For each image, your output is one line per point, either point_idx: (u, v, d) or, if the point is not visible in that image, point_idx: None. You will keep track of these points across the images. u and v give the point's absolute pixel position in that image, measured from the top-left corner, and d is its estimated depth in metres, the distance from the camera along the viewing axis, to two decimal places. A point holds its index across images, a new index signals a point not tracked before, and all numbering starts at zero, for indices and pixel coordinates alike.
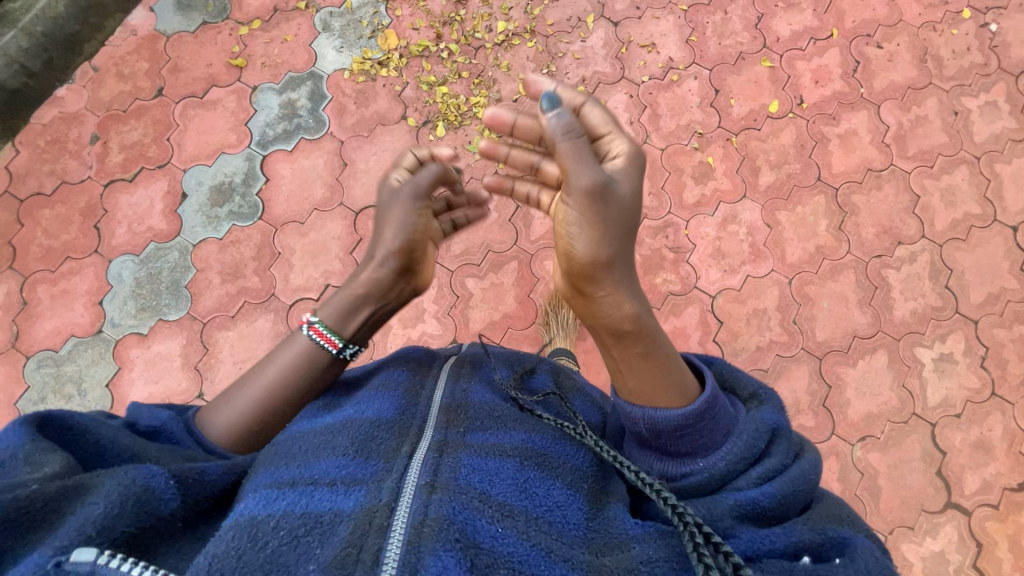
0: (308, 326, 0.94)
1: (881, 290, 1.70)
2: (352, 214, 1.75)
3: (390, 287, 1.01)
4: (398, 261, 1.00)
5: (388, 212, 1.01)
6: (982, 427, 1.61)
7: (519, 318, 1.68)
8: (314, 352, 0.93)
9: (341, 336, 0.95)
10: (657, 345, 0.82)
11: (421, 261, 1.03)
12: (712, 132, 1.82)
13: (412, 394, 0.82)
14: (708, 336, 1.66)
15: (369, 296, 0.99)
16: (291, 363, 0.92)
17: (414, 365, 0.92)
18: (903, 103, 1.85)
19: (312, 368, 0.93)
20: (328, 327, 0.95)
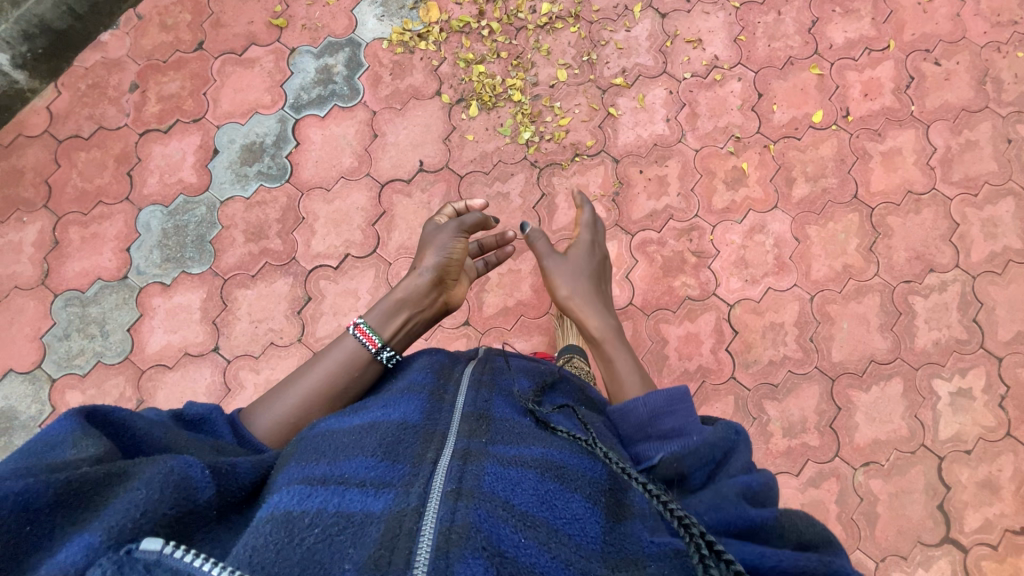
0: (354, 325, 0.99)
1: (905, 317, 1.66)
2: (377, 185, 1.76)
3: (426, 300, 1.11)
4: (436, 278, 1.13)
5: (433, 239, 1.16)
6: (992, 466, 1.58)
7: (533, 307, 1.68)
8: (357, 352, 0.96)
9: (384, 335, 1.01)
10: (612, 353, 1.15)
11: (453, 284, 1.17)
12: (750, 137, 1.78)
13: (436, 399, 0.82)
14: (721, 345, 1.65)
15: (408, 304, 1.08)
16: (342, 362, 0.95)
17: (438, 369, 0.91)
18: (955, 125, 1.78)
19: (356, 368, 0.95)
20: (371, 328, 1.01)
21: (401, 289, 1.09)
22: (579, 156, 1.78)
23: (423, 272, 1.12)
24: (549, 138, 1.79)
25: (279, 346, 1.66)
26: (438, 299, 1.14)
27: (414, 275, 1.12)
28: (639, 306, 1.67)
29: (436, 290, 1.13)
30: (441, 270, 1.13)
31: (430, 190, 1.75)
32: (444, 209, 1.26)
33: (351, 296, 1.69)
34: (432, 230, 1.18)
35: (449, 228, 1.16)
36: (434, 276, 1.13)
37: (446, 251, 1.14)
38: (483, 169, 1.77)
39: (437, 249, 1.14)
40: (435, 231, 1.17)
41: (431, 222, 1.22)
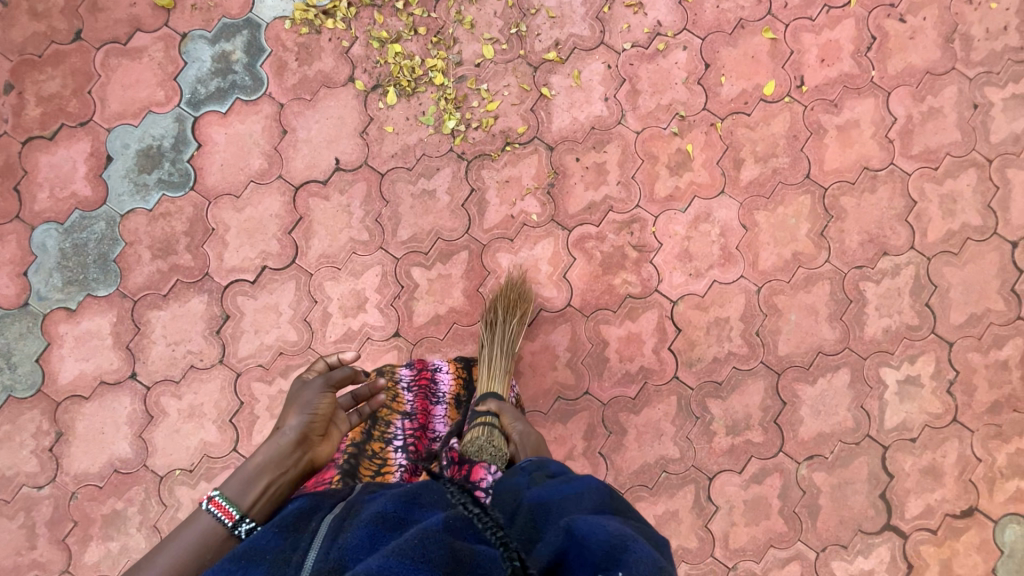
0: (210, 497, 0.92)
1: (855, 304, 1.59)
2: (291, 189, 1.61)
3: (289, 462, 1.02)
4: (300, 436, 1.06)
5: (297, 399, 1.13)
6: (936, 453, 1.56)
7: (465, 314, 1.59)
8: (211, 529, 0.90)
9: (241, 507, 0.92)
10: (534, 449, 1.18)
11: (321, 440, 1.10)
12: (696, 115, 1.63)
13: (281, 564, 0.72)
14: (663, 344, 1.57)
15: (268, 466, 0.99)
16: (195, 537, 0.89)
17: (290, 522, 0.81)
18: (918, 91, 1.63)
19: (212, 544, 0.89)
20: (227, 499, 0.92)
21: (261, 452, 1.01)
22: (510, 145, 1.63)
23: (287, 431, 1.06)
24: (476, 126, 1.63)
25: (200, 369, 1.57)
26: (300, 458, 1.04)
27: (275, 436, 1.05)
28: (577, 307, 1.58)
29: (299, 449, 1.05)
30: (306, 425, 1.08)
31: (349, 191, 1.61)
32: (315, 364, 1.23)
33: (272, 311, 1.59)
34: (298, 386, 1.16)
35: (316, 382, 1.15)
36: (298, 433, 1.06)
37: (310, 408, 1.10)
38: (405, 165, 1.62)
39: (303, 404, 1.11)
40: (302, 387, 1.15)
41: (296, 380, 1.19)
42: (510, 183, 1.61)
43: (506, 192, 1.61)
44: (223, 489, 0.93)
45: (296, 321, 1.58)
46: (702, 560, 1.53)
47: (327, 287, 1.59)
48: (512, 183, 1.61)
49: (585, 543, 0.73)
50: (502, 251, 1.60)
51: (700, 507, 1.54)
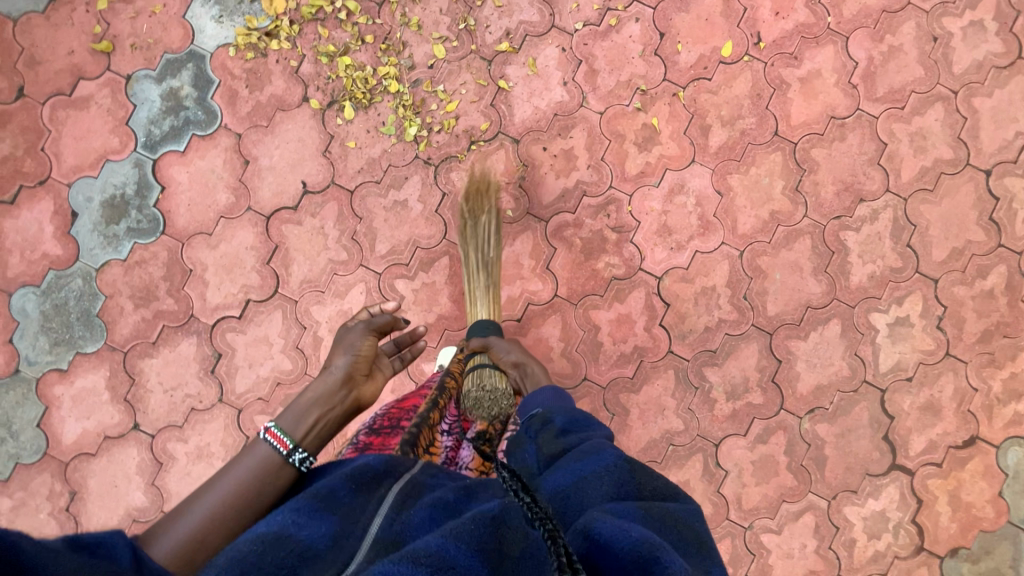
0: (266, 428, 0.86)
1: (838, 255, 1.59)
2: (262, 218, 1.59)
3: (338, 398, 1.00)
4: (347, 374, 1.05)
5: (342, 342, 1.14)
6: (933, 389, 1.58)
7: (455, 319, 1.59)
8: (266, 459, 0.82)
9: (296, 437, 0.87)
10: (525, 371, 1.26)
11: (366, 380, 1.08)
12: (657, 86, 1.61)
13: (349, 523, 0.67)
14: (654, 321, 1.58)
15: (317, 400, 0.97)
16: (254, 466, 0.80)
17: (360, 478, 0.75)
18: (876, 32, 1.61)
19: (270, 477, 0.80)
20: (285, 432, 0.86)
21: (312, 388, 1.00)
22: (475, 143, 1.61)
23: (334, 369, 1.06)
24: (438, 129, 1.60)
25: (201, 410, 1.58)
26: (347, 394, 1.02)
27: (324, 375, 1.05)
28: (564, 297, 1.58)
29: (347, 386, 1.03)
30: (354, 364, 1.08)
31: (321, 213, 1.59)
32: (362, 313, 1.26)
33: (263, 343, 1.58)
34: (344, 333, 1.18)
35: (358, 328, 1.18)
36: (344, 372, 1.06)
37: (355, 349, 1.11)
38: (373, 178, 1.60)
39: (348, 347, 1.12)
40: (347, 333, 1.17)
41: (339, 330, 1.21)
42: (480, 182, 1.60)
43: (478, 192, 1.60)
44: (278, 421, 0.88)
45: (288, 350, 1.58)
46: (718, 524, 1.57)
47: (314, 312, 1.59)
48: (482, 182, 1.60)
49: (608, 547, 0.60)
50: None
51: (710, 473, 1.57)
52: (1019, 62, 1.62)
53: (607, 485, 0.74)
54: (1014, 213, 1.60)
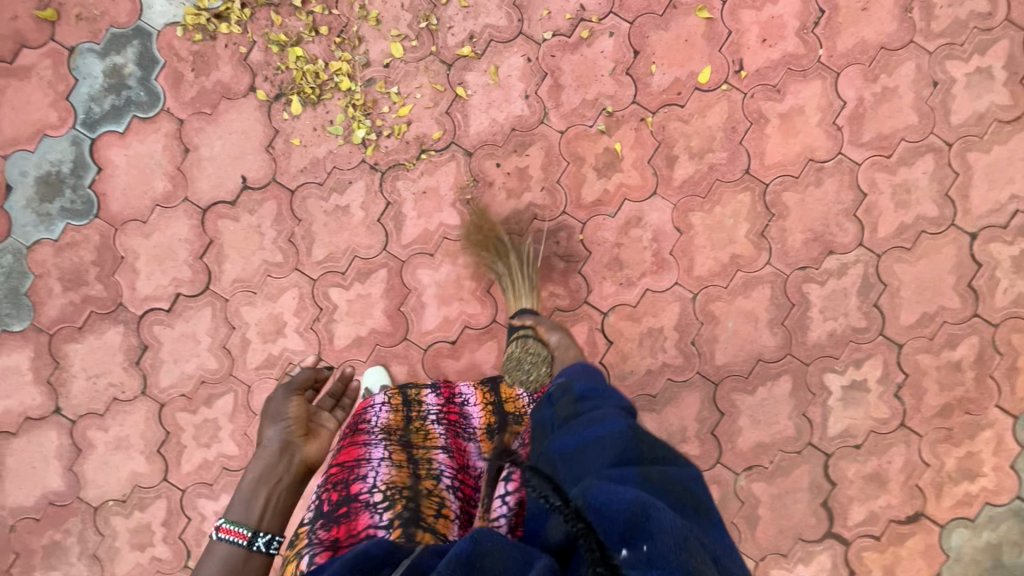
0: (217, 527, 0.91)
1: (798, 308, 1.49)
2: (198, 211, 1.53)
3: (280, 469, 0.99)
4: (283, 442, 1.03)
5: (267, 411, 1.10)
6: (882, 459, 1.50)
7: (388, 334, 1.52)
8: (228, 556, 0.89)
9: (251, 525, 0.92)
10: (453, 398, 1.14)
11: (307, 439, 1.06)
12: (625, 109, 1.50)
13: None
14: (594, 358, 1.50)
15: (261, 478, 0.97)
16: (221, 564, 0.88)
17: (359, 568, 0.66)
18: (870, 70, 1.48)
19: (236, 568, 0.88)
20: (233, 520, 0.91)
21: (250, 469, 0.99)
22: (425, 152, 1.52)
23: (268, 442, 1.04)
24: (388, 134, 1.52)
25: (123, 401, 1.55)
26: (292, 460, 1.02)
27: (258, 450, 1.03)
28: (503, 323, 1.51)
29: (288, 453, 1.02)
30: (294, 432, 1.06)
31: (259, 211, 1.53)
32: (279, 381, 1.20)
33: (189, 339, 1.54)
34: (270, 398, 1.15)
35: (282, 393, 1.15)
36: (279, 440, 1.04)
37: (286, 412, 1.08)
38: (316, 180, 1.52)
39: (275, 411, 1.09)
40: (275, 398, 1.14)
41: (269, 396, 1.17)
42: (427, 194, 1.51)
43: (423, 204, 1.52)
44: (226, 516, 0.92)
45: (215, 349, 1.54)
46: None
47: (244, 313, 1.53)
48: (429, 194, 1.51)
49: (602, 512, 0.59)
50: (422, 266, 1.52)
51: None
52: None
53: (577, 456, 0.74)
54: (995, 281, 1.48)
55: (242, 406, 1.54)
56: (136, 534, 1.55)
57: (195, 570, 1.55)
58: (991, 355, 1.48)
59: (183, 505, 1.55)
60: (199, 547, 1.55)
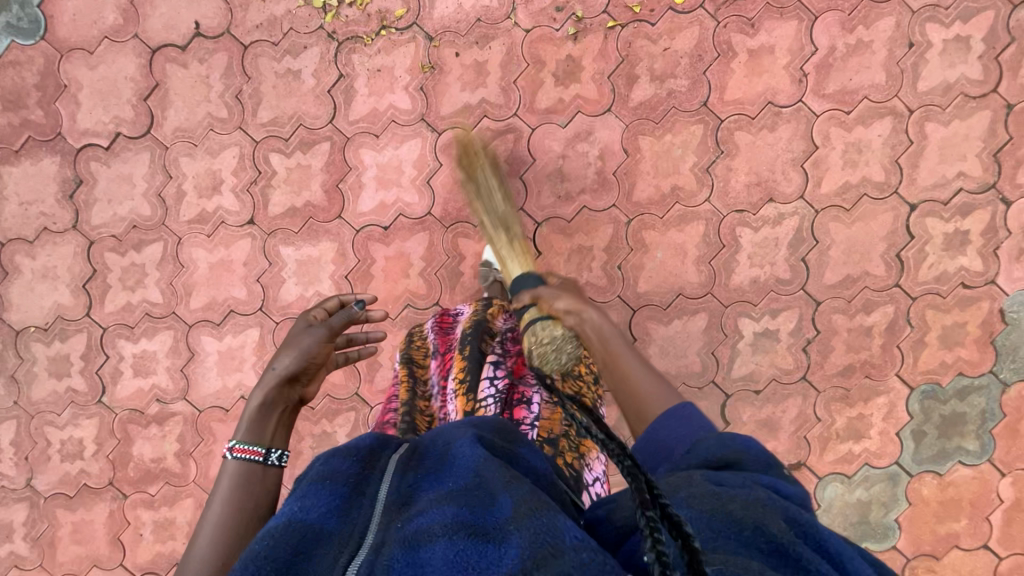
0: (229, 448, 0.82)
1: (728, 250, 1.51)
2: (147, 50, 1.49)
3: (284, 400, 0.92)
4: (292, 376, 0.95)
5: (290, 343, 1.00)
6: (777, 407, 1.56)
7: (323, 209, 1.52)
8: (244, 472, 0.81)
9: (265, 443, 0.84)
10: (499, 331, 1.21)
11: (312, 378, 0.99)
12: (595, 17, 1.45)
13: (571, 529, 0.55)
14: (520, 266, 1.52)
15: (270, 396, 0.91)
16: (234, 485, 0.80)
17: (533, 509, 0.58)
18: (849, 19, 1.44)
19: (253, 482, 0.81)
20: (249, 439, 0.84)
21: (254, 396, 0.91)
22: (386, 29, 1.48)
23: (268, 379, 0.92)
24: (350, 3, 1.47)
25: (54, 232, 1.55)
26: (293, 397, 0.95)
27: (275, 373, 0.94)
28: (437, 217, 1.52)
29: (292, 386, 0.95)
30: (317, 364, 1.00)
31: (208, 61, 1.49)
32: (326, 300, 1.10)
33: (125, 182, 1.53)
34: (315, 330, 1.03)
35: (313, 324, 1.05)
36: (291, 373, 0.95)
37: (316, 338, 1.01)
38: (270, 39, 1.48)
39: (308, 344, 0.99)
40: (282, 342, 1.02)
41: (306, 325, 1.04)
42: (381, 73, 1.48)
43: (376, 83, 1.49)
44: (241, 437, 0.84)
45: (149, 195, 1.53)
46: None
47: (182, 164, 1.52)
48: (383, 73, 1.48)
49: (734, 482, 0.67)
50: (365, 147, 1.50)
51: None
52: (991, 95, 1.45)
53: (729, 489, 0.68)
54: (923, 256, 1.50)
55: (170, 256, 1.55)
56: (54, 363, 1.59)
57: (109, 406, 1.60)
58: (902, 326, 1.52)
59: (103, 343, 1.58)
60: (115, 386, 1.60)
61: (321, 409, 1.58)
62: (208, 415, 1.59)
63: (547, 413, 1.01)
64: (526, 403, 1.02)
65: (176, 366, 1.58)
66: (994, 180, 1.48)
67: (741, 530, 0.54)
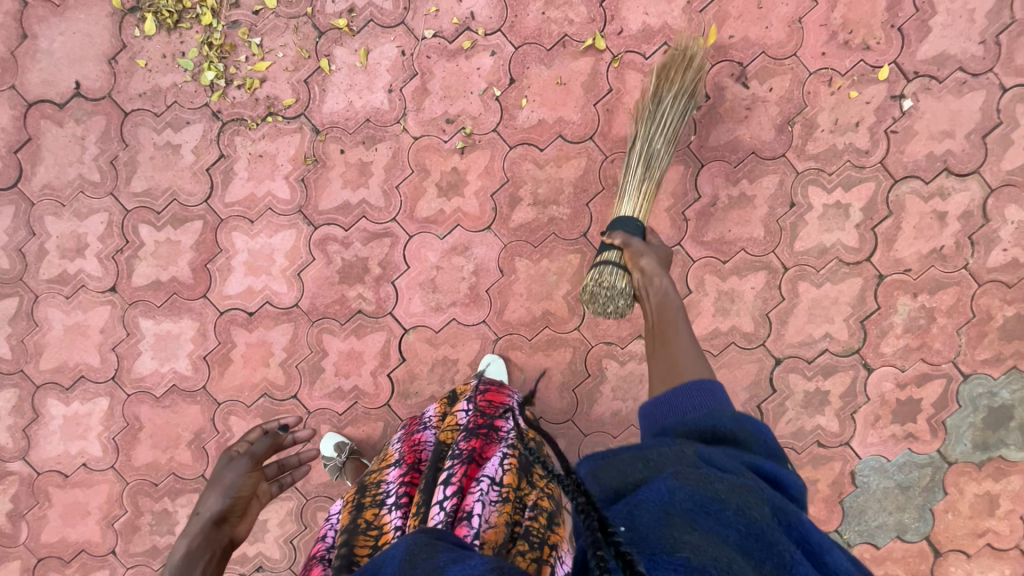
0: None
1: (593, 380, 1.50)
2: (23, 104, 1.45)
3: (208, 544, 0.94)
4: (216, 517, 0.98)
5: (218, 480, 1.04)
6: None
7: (188, 286, 1.48)
8: None
9: None
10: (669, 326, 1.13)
11: (241, 517, 1.01)
12: (485, 134, 1.44)
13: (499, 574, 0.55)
14: (382, 369, 1.49)
15: (191, 548, 0.92)
16: None
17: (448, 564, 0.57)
18: (733, 171, 1.44)
19: None
20: None
21: (177, 547, 0.93)
22: (272, 116, 1.45)
23: (195, 526, 0.96)
24: (238, 85, 1.44)
25: None
26: (221, 537, 0.96)
27: (192, 520, 0.98)
28: (304, 310, 1.48)
29: (219, 527, 0.97)
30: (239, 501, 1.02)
31: (86, 122, 1.45)
32: (250, 432, 1.15)
33: None
34: (235, 463, 1.07)
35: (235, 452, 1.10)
36: (215, 514, 0.99)
37: (237, 474, 1.05)
38: (152, 109, 1.44)
39: (227, 483, 1.03)
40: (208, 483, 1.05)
41: (234, 461, 1.08)
42: (263, 159, 1.45)
43: (256, 168, 1.45)
44: None
45: (9, 249, 1.48)
46: None
47: (48, 222, 1.47)
48: (265, 160, 1.45)
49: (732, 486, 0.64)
50: (238, 231, 1.47)
51: None
52: (865, 264, 1.47)
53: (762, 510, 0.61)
54: (782, 410, 1.51)
55: (25, 313, 1.50)
56: None
57: None
58: None
59: None
60: None
61: (163, 487, 1.53)
62: (46, 478, 1.54)
63: (493, 522, 0.84)
64: (470, 517, 0.83)
65: (17, 425, 1.52)
66: (858, 346, 1.49)
67: (711, 500, 0.57)
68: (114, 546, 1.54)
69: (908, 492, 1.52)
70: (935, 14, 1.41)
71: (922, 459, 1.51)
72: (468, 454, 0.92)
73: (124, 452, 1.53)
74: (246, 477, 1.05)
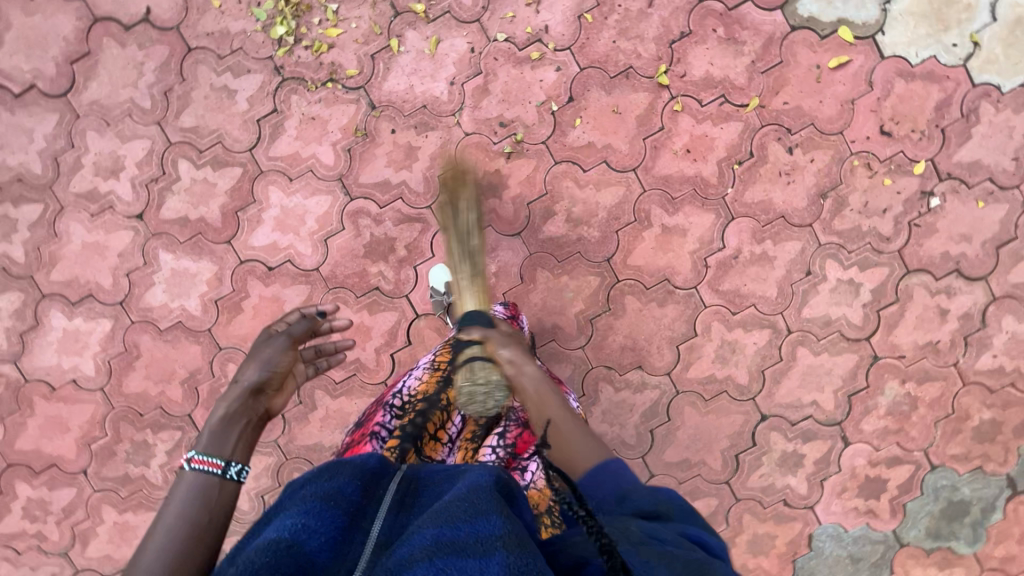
0: (188, 459, 0.79)
1: (586, 399, 1.54)
2: (90, 17, 1.45)
3: (248, 411, 0.89)
4: (256, 386, 0.93)
5: (258, 352, 1.00)
6: None
7: (215, 229, 1.50)
8: (199, 486, 0.77)
9: (225, 457, 0.80)
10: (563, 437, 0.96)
11: (279, 392, 0.96)
12: (534, 145, 1.48)
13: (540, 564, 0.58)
14: (387, 348, 1.52)
15: (231, 413, 0.87)
16: (184, 513, 0.74)
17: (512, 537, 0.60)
18: (760, 230, 1.50)
19: (207, 498, 0.76)
20: (208, 455, 0.79)
21: (216, 408, 0.87)
22: (333, 82, 1.47)
23: (234, 389, 0.91)
24: (306, 46, 1.46)
25: None
26: (260, 407, 0.91)
27: (230, 386, 0.92)
28: (323, 276, 1.51)
29: (257, 398, 0.92)
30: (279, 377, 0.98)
31: (148, 49, 1.46)
32: (286, 314, 1.14)
33: (23, 133, 1.48)
34: (275, 343, 1.02)
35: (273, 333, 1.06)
36: (255, 384, 0.93)
37: (278, 351, 1.01)
38: (217, 51, 1.46)
39: (268, 358, 0.99)
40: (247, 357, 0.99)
41: (274, 342, 1.03)
42: (314, 122, 1.47)
43: (306, 130, 1.47)
44: (200, 450, 0.80)
45: (45, 156, 1.48)
46: None
47: (89, 137, 1.48)
48: (316, 123, 1.47)
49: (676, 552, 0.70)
50: (275, 186, 1.49)
51: None
52: (863, 343, 1.53)
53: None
54: (757, 464, 1.57)
55: (46, 222, 1.50)
56: None
57: None
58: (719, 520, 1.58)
59: None
60: None
61: (147, 419, 1.54)
62: (33, 387, 1.54)
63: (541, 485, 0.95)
64: (520, 471, 0.96)
65: (16, 329, 1.53)
66: (841, 418, 1.56)
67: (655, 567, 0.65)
68: (86, 467, 1.55)
69: (858, 563, 1.59)
70: (978, 124, 1.48)
71: (877, 536, 1.58)
72: (527, 422, 1.04)
73: (116, 376, 1.53)
74: (286, 357, 1.01)
